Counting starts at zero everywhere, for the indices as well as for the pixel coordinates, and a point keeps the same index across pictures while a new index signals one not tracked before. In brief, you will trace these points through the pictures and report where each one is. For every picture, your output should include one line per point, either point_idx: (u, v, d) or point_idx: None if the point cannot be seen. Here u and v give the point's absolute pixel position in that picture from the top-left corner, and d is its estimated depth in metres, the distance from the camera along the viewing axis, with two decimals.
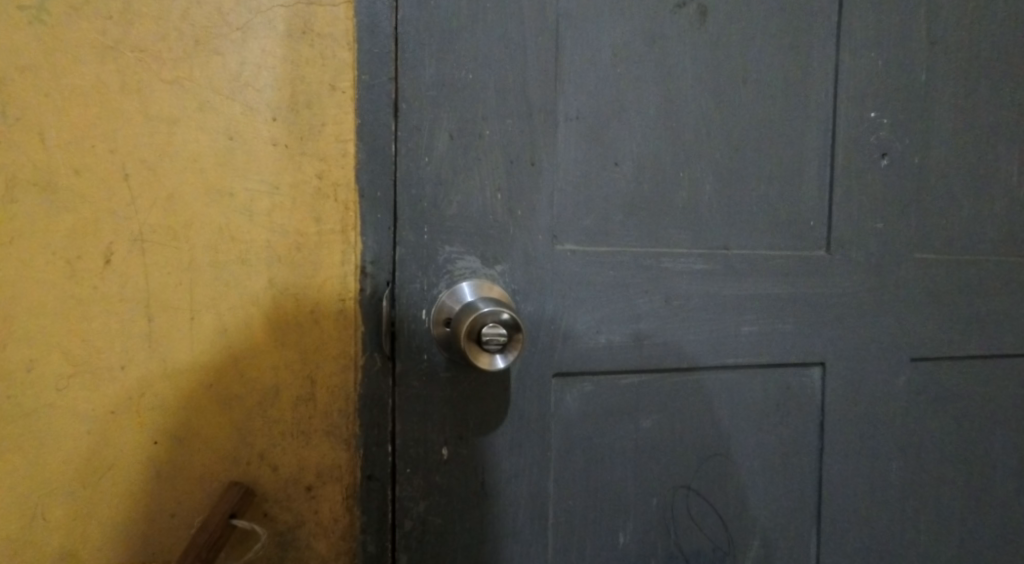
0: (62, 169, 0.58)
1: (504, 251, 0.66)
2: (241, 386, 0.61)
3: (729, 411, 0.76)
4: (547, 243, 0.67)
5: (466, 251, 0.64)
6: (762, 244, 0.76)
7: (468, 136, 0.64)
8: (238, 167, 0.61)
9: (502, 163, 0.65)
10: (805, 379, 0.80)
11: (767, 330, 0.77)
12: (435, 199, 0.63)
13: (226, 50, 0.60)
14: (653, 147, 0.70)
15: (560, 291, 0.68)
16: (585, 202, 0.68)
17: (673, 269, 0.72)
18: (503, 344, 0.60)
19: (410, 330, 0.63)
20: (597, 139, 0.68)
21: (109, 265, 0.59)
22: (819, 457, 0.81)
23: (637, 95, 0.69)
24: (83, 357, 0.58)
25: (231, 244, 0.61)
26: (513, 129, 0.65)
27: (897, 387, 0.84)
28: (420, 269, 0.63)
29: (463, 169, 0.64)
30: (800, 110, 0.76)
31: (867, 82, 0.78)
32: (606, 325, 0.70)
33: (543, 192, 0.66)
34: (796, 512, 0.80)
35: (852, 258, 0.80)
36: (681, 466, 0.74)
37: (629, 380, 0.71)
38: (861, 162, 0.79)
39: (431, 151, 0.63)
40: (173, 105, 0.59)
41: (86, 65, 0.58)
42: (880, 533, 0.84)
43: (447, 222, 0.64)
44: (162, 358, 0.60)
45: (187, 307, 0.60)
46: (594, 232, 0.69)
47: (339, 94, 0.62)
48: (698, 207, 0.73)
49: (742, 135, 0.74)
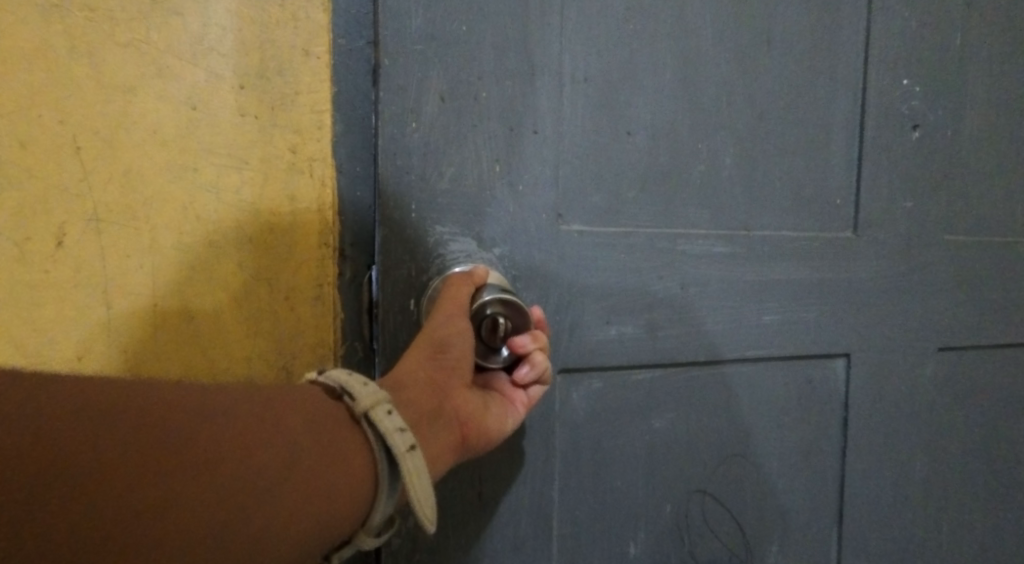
0: (5, 145, 0.50)
1: (504, 233, 0.58)
2: (213, 377, 0.55)
3: (749, 407, 0.70)
4: (551, 223, 0.59)
5: (459, 232, 0.57)
6: (786, 225, 0.69)
7: (462, 99, 0.56)
8: (205, 140, 0.53)
9: (501, 131, 0.57)
10: (828, 371, 0.73)
11: (791, 319, 0.70)
12: (424, 171, 0.55)
13: (187, 10, 0.53)
14: (670, 114, 0.63)
15: (566, 277, 0.61)
16: (595, 176, 0.61)
17: (689, 251, 0.65)
18: (513, 321, 0.54)
19: (397, 323, 0.55)
20: (607, 105, 0.61)
21: (61, 247, 0.51)
22: (841, 453, 0.75)
23: (651, 55, 0.62)
24: (35, 347, 0.51)
25: (197, 224, 0.54)
26: (513, 92, 0.57)
27: (924, 378, 0.78)
28: (406, 251, 0.55)
29: (455, 137, 0.56)
30: (827, 78, 0.69)
31: (899, 47, 0.71)
32: (616, 316, 0.63)
33: (546, 164, 0.59)
34: (817, 515, 0.74)
35: (879, 239, 0.73)
36: (698, 468, 0.68)
37: (641, 376, 0.65)
38: (892, 134, 0.72)
39: (418, 115, 0.54)
40: (127, 70, 0.51)
41: (29, 16, 0.49)
42: (903, 534, 0.78)
43: (438, 198, 0.56)
44: (122, 345, 0.53)
45: (149, 293, 0.53)
46: (604, 210, 0.62)
47: (313, 61, 0.55)
48: (718, 180, 0.66)
49: (766, 102, 0.67)
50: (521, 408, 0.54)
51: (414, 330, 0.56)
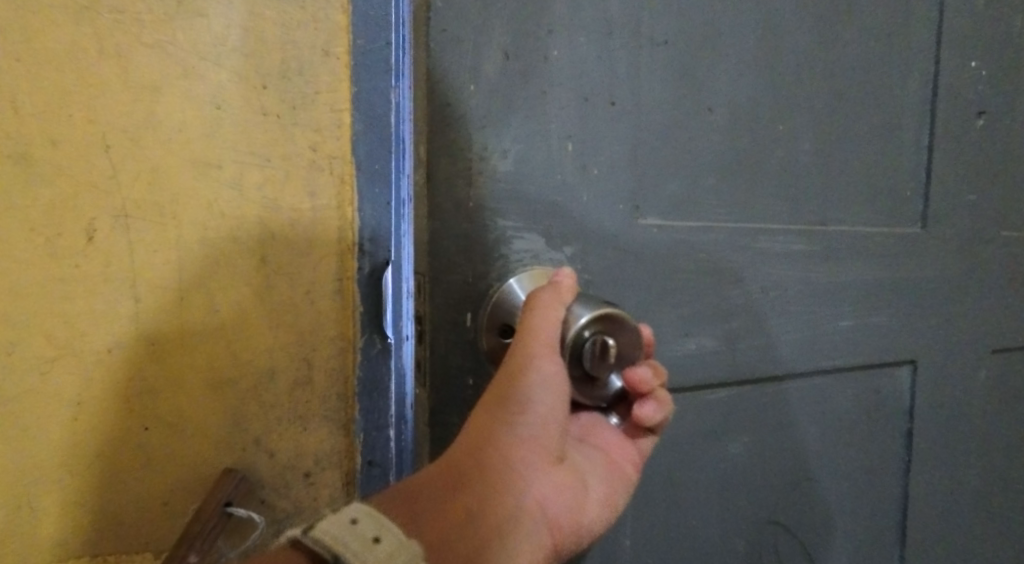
0: (35, 142, 0.47)
1: (576, 227, 0.48)
2: (236, 367, 0.53)
3: (818, 423, 0.63)
4: (628, 215, 0.50)
5: (526, 227, 0.46)
6: (859, 220, 0.63)
7: (530, 57, 0.45)
8: (228, 139, 0.51)
9: (574, 101, 0.47)
10: (894, 380, 0.68)
11: (862, 323, 0.65)
12: (486, 148, 0.44)
13: (211, 11, 0.50)
14: (748, 90, 0.55)
15: (645, 281, 0.52)
16: (673, 161, 0.52)
17: (768, 250, 0.58)
18: (619, 338, 0.42)
19: (448, 342, 0.45)
20: (688, 76, 0.52)
21: (92, 243, 0.49)
22: (905, 467, 0.69)
23: (733, 18, 0.53)
24: (66, 339, 0.49)
25: (221, 221, 0.51)
26: (588, 51, 0.47)
27: (978, 382, 0.73)
28: (461, 251, 0.44)
29: (521, 106, 0.45)
30: (902, 60, 0.64)
31: (967, 28, 0.67)
32: (696, 327, 0.55)
33: (622, 142, 0.49)
34: (880, 536, 0.69)
35: (945, 236, 0.68)
36: (772, 497, 0.61)
37: (717, 395, 0.57)
38: (959, 122, 0.67)
39: (477, 75, 0.43)
40: (152, 71, 0.49)
41: (52, 9, 0.47)
42: (956, 547, 0.74)
43: (501, 184, 0.45)
44: (146, 337, 0.50)
45: (175, 287, 0.51)
46: (681, 200, 0.53)
47: (332, 62, 0.53)
48: (795, 169, 0.58)
49: (843, 83, 0.61)
50: (631, 465, 0.47)
51: (469, 354, 0.46)
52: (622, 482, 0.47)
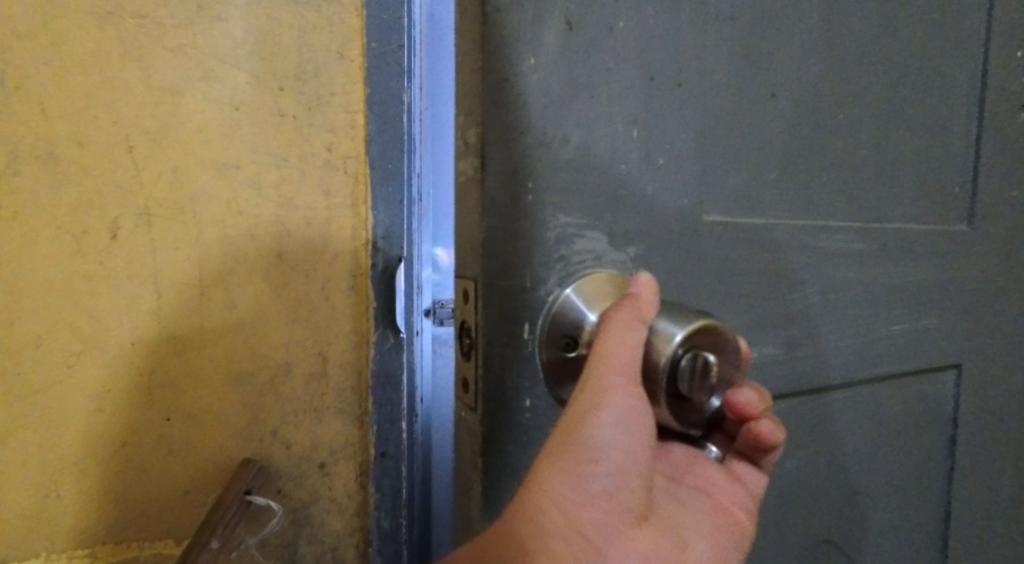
0: (63, 143, 0.49)
1: (642, 226, 0.40)
2: (253, 361, 0.54)
3: (870, 435, 0.58)
4: (696, 212, 0.42)
5: (587, 223, 0.37)
6: (913, 217, 0.58)
7: (596, 19, 0.36)
8: (245, 139, 0.52)
9: (641, 79, 0.38)
10: (939, 385, 0.64)
11: (911, 327, 0.60)
12: (546, 128, 0.35)
13: (230, 15, 0.51)
14: (815, 74, 0.49)
15: (708, 285, 0.44)
16: (738, 152, 0.44)
17: (831, 249, 0.51)
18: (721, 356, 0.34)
19: (502, 368, 0.35)
20: (754, 52, 0.44)
21: (116, 241, 0.51)
22: (948, 475, 0.66)
23: None
24: (92, 333, 0.51)
25: (239, 219, 0.53)
26: (654, 21, 0.39)
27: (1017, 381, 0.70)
28: (512, 251, 0.35)
29: (581, 78, 0.36)
30: (954, 46, 0.60)
31: (1013, 14, 0.63)
32: (758, 336, 0.48)
33: (691, 126, 0.41)
34: (922, 548, 0.65)
35: (990, 232, 0.64)
36: (823, 516, 0.56)
37: (777, 410, 0.51)
38: (1006, 113, 0.64)
39: (538, 34, 0.35)
40: (173, 74, 0.50)
41: (80, 16, 0.49)
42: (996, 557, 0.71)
43: (561, 173, 0.36)
44: (168, 330, 0.52)
45: (195, 283, 0.52)
46: (745, 194, 0.45)
47: (347, 63, 0.54)
48: (856, 158, 0.52)
49: (902, 67, 0.55)
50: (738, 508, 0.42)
51: (527, 374, 0.36)
52: (726, 526, 0.41)
